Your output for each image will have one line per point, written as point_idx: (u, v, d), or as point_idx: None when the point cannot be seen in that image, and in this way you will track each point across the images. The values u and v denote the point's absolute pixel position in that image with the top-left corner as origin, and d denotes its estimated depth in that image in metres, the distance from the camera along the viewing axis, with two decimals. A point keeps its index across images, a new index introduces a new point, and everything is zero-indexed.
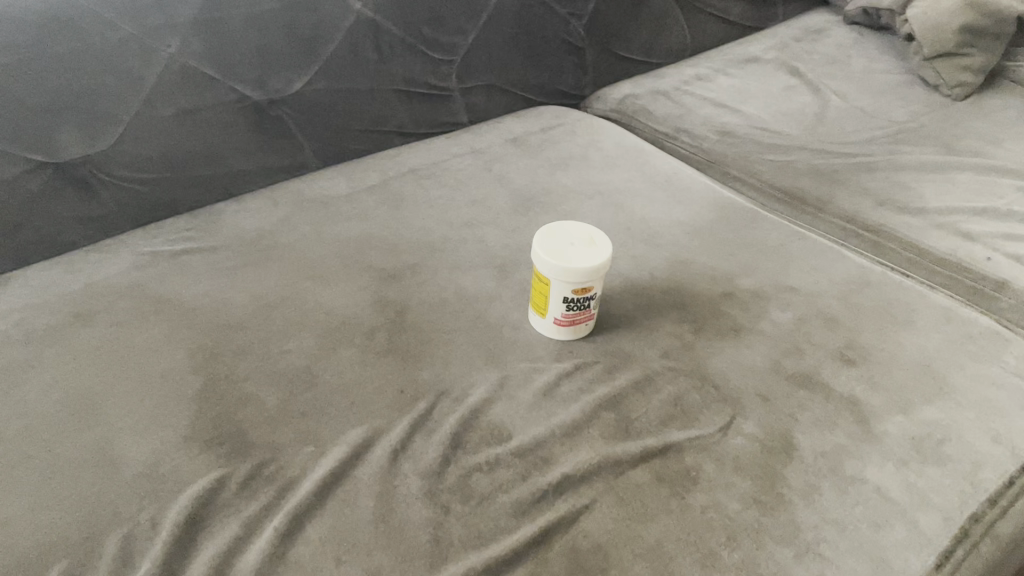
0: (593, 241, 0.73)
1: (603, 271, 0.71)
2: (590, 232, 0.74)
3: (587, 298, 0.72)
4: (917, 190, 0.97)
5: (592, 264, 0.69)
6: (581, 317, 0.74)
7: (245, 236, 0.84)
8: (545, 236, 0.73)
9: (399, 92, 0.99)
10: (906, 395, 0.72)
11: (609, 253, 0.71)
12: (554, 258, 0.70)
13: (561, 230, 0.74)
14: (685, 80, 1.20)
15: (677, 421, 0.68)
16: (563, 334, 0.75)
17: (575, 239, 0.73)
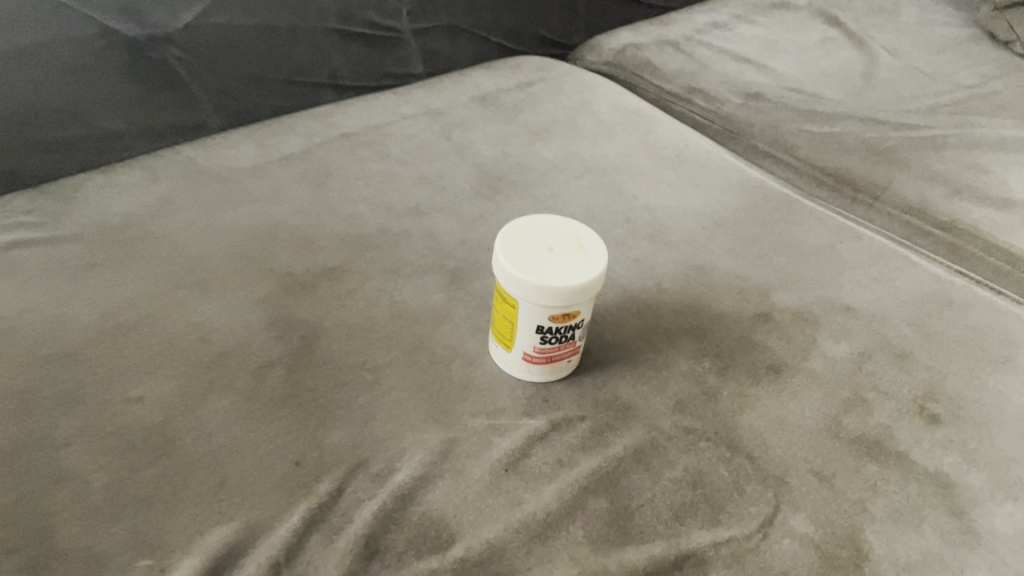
0: (581, 244, 0.50)
1: (595, 291, 0.48)
2: (577, 229, 0.52)
3: (570, 328, 0.50)
4: (998, 175, 0.75)
5: (578, 283, 0.47)
6: (562, 352, 0.52)
7: (106, 222, 0.61)
8: (511, 234, 0.51)
9: (331, 32, 0.76)
10: (1013, 471, 0.51)
11: (604, 264, 0.49)
12: (523, 271, 0.47)
13: (535, 226, 0.52)
14: (699, 29, 0.97)
15: (698, 514, 0.47)
16: (536, 374, 0.53)
17: (556, 241, 0.50)
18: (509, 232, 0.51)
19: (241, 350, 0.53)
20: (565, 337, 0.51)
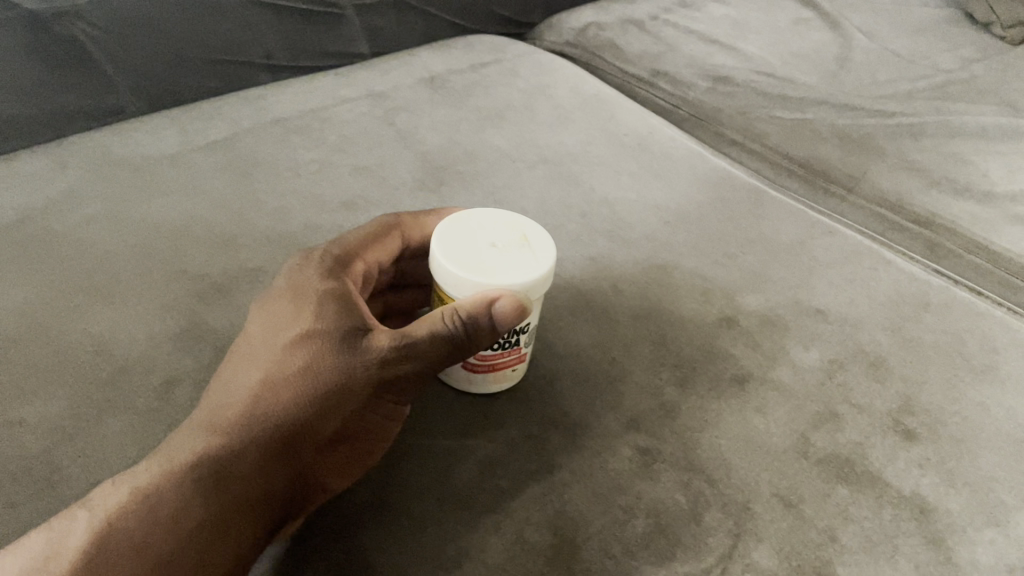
0: (528, 241, 0.45)
1: (534, 293, 0.43)
2: (523, 220, 0.46)
3: (514, 333, 0.45)
4: (979, 165, 0.71)
5: (507, 284, 0.41)
6: (508, 358, 0.47)
7: (2, 216, 0.55)
8: (448, 227, 0.45)
9: (264, 7, 0.69)
10: (995, 493, 0.47)
11: (551, 261, 0.44)
12: (460, 269, 0.42)
13: (476, 217, 0.46)
14: (666, 8, 0.92)
15: (650, 545, 0.42)
16: (480, 383, 0.48)
17: (499, 234, 0.45)
18: (446, 225, 0.45)
19: (143, 362, 0.47)
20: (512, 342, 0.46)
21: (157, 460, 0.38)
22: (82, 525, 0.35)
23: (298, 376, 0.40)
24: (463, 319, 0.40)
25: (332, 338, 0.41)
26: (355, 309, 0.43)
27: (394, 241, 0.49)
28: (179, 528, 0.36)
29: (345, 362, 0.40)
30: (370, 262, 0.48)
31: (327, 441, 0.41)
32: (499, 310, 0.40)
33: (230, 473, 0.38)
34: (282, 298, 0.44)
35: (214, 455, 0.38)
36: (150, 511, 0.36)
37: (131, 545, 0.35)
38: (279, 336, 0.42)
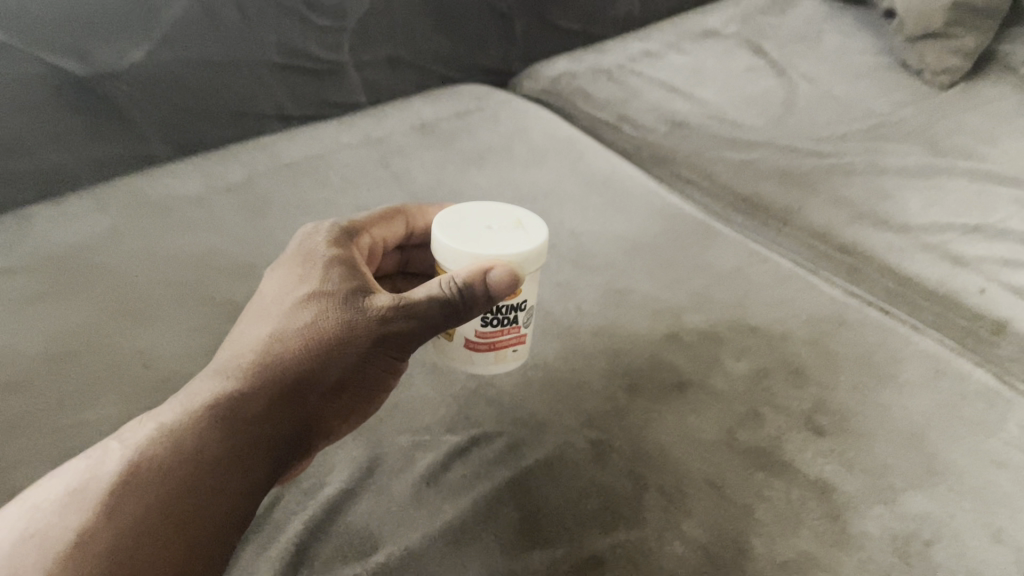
0: (521, 224, 0.56)
1: (534, 262, 0.54)
2: (519, 213, 0.58)
3: (513, 309, 0.57)
4: (900, 200, 0.81)
5: (516, 253, 0.53)
6: (505, 340, 0.59)
7: (55, 252, 0.65)
8: (457, 218, 0.57)
9: (275, 66, 0.80)
10: (887, 478, 0.57)
11: (540, 237, 0.55)
12: (463, 244, 0.53)
13: (480, 211, 0.58)
14: (632, 58, 1.03)
15: (599, 519, 0.52)
16: (482, 361, 0.60)
17: (498, 222, 0.56)
18: (455, 216, 0.57)
19: (181, 374, 0.56)
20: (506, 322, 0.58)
21: (187, 396, 0.47)
22: (123, 444, 0.44)
23: (304, 329, 0.49)
24: (459, 285, 0.50)
25: (334, 299, 0.50)
26: (355, 278, 0.52)
27: (400, 223, 0.62)
28: (204, 444, 0.44)
29: (346, 316, 0.49)
30: (374, 240, 0.60)
31: (334, 382, 0.49)
32: (495, 277, 0.51)
33: (246, 404, 0.46)
34: (291, 273, 0.53)
35: (234, 389, 0.46)
36: (181, 430, 0.44)
37: (162, 456, 0.43)
38: (290, 299, 0.51)
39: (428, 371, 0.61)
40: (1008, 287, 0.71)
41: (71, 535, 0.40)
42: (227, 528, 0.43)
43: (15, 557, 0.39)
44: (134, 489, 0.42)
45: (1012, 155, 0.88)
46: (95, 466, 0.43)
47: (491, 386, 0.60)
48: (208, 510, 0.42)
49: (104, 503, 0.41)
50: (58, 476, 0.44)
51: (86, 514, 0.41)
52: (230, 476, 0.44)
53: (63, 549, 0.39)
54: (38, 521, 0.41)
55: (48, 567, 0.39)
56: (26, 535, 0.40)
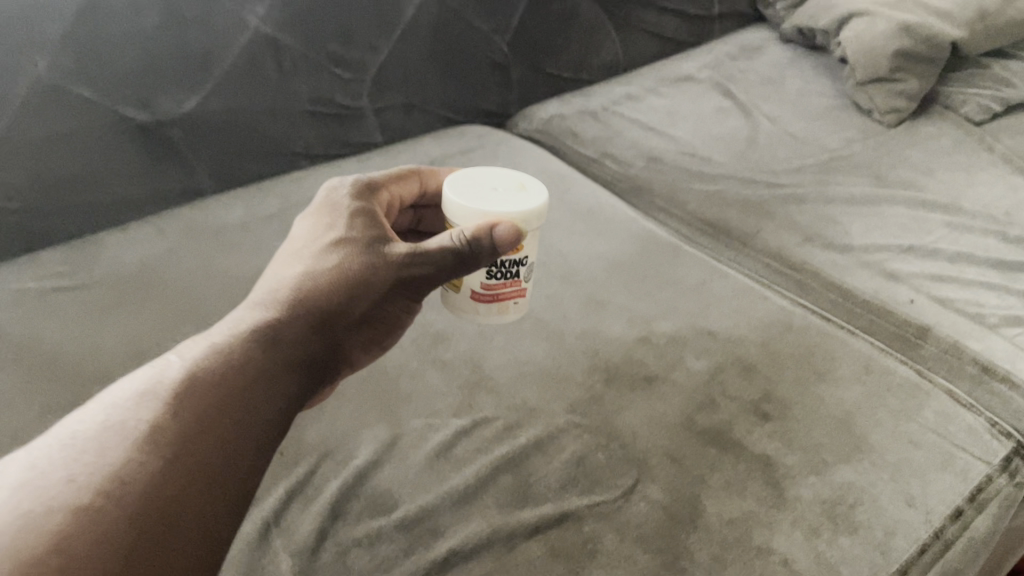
0: (523, 187, 0.63)
1: (534, 221, 0.61)
2: (523, 179, 0.65)
3: (514, 264, 0.66)
4: (845, 225, 0.93)
5: (518, 211, 0.59)
6: (507, 293, 0.69)
7: (124, 270, 0.77)
8: (467, 181, 0.63)
9: (305, 112, 0.93)
10: (820, 454, 0.68)
11: (541, 200, 0.62)
12: (471, 201, 0.60)
13: (488, 176, 0.65)
14: (615, 100, 1.17)
15: (579, 485, 0.63)
16: (486, 311, 0.70)
17: (503, 185, 0.63)
18: (465, 180, 0.64)
19: None
20: (509, 279, 0.67)
21: (230, 324, 0.51)
22: (179, 358, 0.47)
23: (336, 267, 0.55)
24: (468, 238, 0.57)
25: (361, 245, 0.56)
26: (377, 228, 0.58)
27: (415, 182, 0.68)
28: (253, 359, 0.48)
29: (370, 260, 0.56)
30: (392, 196, 0.66)
31: (356, 318, 0.55)
32: (500, 233, 0.58)
33: (287, 329, 0.51)
34: (318, 220, 0.59)
35: (275, 317, 0.51)
36: (232, 347, 0.48)
37: (218, 368, 0.46)
38: (319, 243, 0.57)
39: (437, 367, 0.73)
40: (932, 298, 0.84)
41: (145, 428, 0.42)
42: (275, 434, 0.46)
43: (90, 446, 0.41)
44: (196, 393, 0.44)
45: (946, 186, 1.01)
46: (155, 376, 0.45)
47: (491, 379, 0.72)
48: (260, 415, 0.46)
49: (170, 403, 0.43)
50: (111, 389, 0.45)
51: (156, 412, 0.43)
52: (276, 390, 0.48)
53: (139, 437, 0.41)
54: (106, 419, 0.42)
55: (125, 454, 0.40)
56: (97, 430, 0.42)
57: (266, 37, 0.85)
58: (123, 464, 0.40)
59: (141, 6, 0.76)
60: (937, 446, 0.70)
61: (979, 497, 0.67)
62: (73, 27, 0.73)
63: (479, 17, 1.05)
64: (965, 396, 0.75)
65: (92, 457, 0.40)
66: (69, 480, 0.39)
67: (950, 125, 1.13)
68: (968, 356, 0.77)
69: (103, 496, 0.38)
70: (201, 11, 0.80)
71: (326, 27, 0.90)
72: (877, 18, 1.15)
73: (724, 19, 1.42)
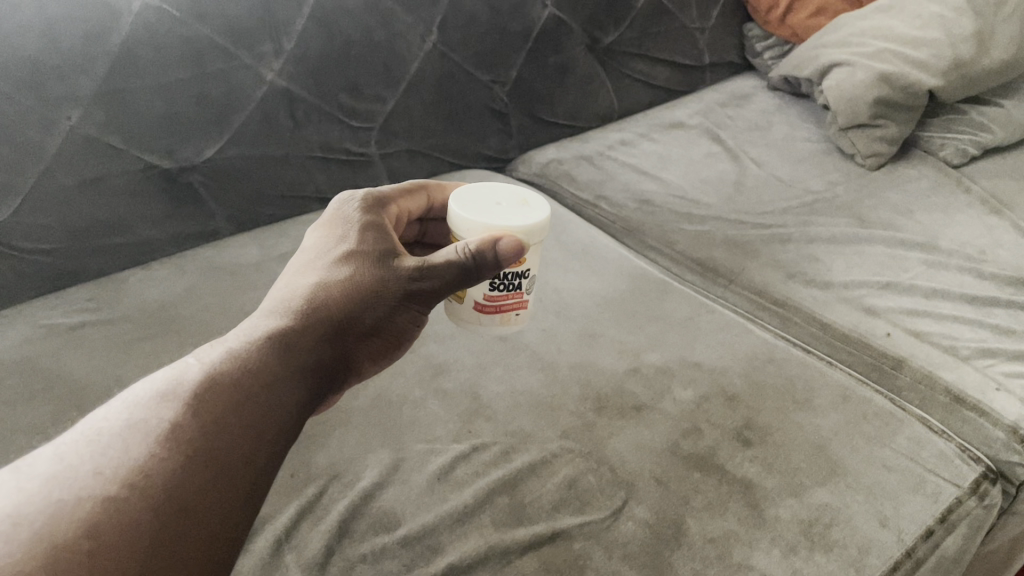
0: (526, 202, 0.68)
1: (536, 235, 0.65)
2: (526, 193, 0.69)
3: (517, 276, 0.69)
4: (826, 262, 0.99)
5: (521, 225, 0.64)
6: (509, 304, 0.72)
7: (146, 306, 0.83)
8: (473, 194, 0.68)
9: (317, 159, 0.99)
10: (798, 477, 0.72)
11: (543, 214, 0.66)
12: (477, 216, 0.64)
13: (492, 190, 0.69)
14: (609, 146, 1.24)
15: (571, 506, 0.68)
16: (490, 321, 0.73)
17: (507, 199, 0.67)
18: (471, 193, 0.68)
19: None
20: (512, 290, 0.70)
21: (245, 331, 0.55)
22: (197, 362, 0.51)
23: (345, 280, 0.59)
24: (472, 251, 0.61)
25: (369, 258, 0.61)
26: (386, 242, 0.63)
27: (422, 197, 0.72)
28: (267, 364, 0.52)
29: (378, 273, 0.60)
30: (401, 210, 0.70)
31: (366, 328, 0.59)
32: (504, 246, 0.62)
33: (299, 336, 0.55)
34: (329, 234, 0.63)
35: (289, 324, 0.55)
36: (246, 353, 0.52)
37: (234, 372, 0.50)
38: (332, 256, 0.61)
39: (439, 396, 0.77)
40: (907, 331, 0.88)
41: (167, 425, 0.46)
42: (285, 435, 0.51)
43: (114, 442, 0.45)
44: (213, 396, 0.48)
45: (924, 226, 1.06)
46: (174, 379, 0.49)
47: (489, 407, 0.77)
48: (271, 416, 0.50)
49: (189, 404, 0.47)
50: (134, 389, 0.49)
51: (176, 411, 0.47)
52: (287, 393, 0.52)
53: (160, 435, 0.45)
54: (129, 418, 0.46)
55: (147, 450, 0.44)
56: (122, 427, 0.46)
57: (281, 90, 0.92)
58: (146, 459, 0.44)
59: (167, 63, 0.83)
60: (909, 470, 0.74)
61: (950, 517, 0.71)
62: (105, 83, 0.79)
63: (480, 70, 1.12)
64: (937, 423, 0.80)
65: (117, 452, 0.44)
66: (95, 473, 0.43)
67: (928, 168, 1.19)
68: (941, 387, 0.82)
69: (127, 488, 0.42)
70: (222, 67, 0.87)
71: (337, 80, 0.97)
72: (856, 68, 1.22)
73: (714, 69, 1.49)
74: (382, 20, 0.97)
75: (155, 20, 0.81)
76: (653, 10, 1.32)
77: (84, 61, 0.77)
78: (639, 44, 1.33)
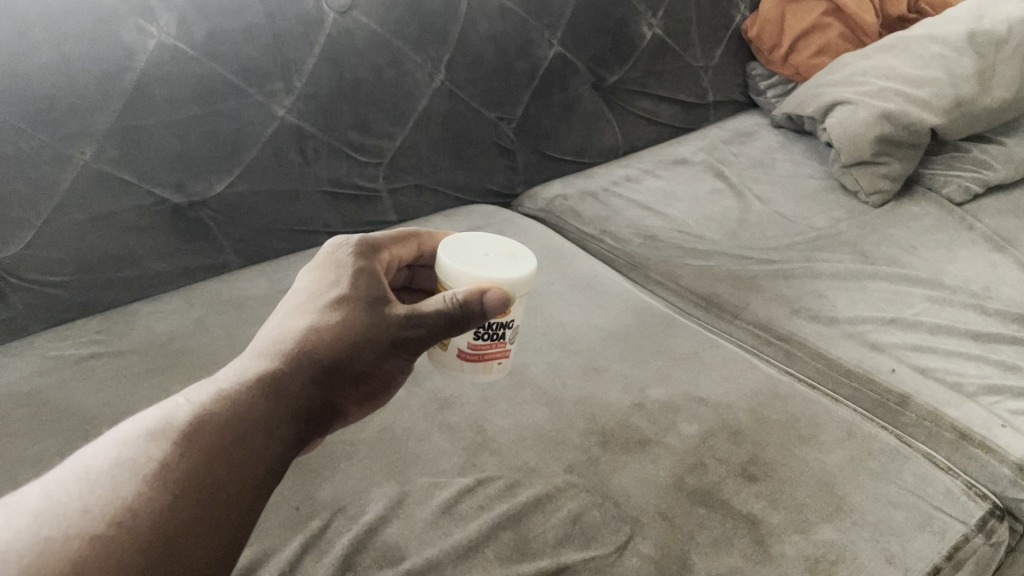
0: (513, 254, 0.68)
1: (522, 288, 0.66)
2: (512, 245, 0.70)
3: (500, 327, 0.70)
4: (830, 298, 0.99)
5: (508, 276, 0.64)
6: (491, 353, 0.73)
7: (155, 338, 0.84)
8: (460, 245, 0.69)
9: (325, 194, 1.01)
10: (803, 513, 0.72)
11: (530, 267, 0.66)
12: (464, 267, 0.65)
13: (479, 242, 0.70)
14: (614, 182, 1.25)
15: (576, 540, 0.67)
16: (472, 367, 0.74)
17: (495, 250, 0.68)
18: (457, 244, 0.69)
19: None
20: (494, 340, 0.72)
21: (235, 372, 0.56)
22: (187, 401, 0.51)
23: (336, 323, 0.59)
24: (460, 301, 0.61)
25: (360, 302, 0.61)
26: (378, 286, 0.63)
27: (413, 244, 0.73)
28: (255, 407, 0.52)
29: (370, 319, 0.60)
30: (392, 257, 0.71)
31: (354, 375, 0.59)
32: (491, 297, 0.62)
33: (288, 379, 0.55)
34: (323, 276, 0.64)
35: (278, 369, 0.56)
36: (236, 394, 0.53)
37: (222, 414, 0.51)
38: (323, 300, 0.61)
39: (444, 430, 0.77)
40: (912, 367, 0.88)
41: (154, 465, 0.46)
42: (268, 482, 0.51)
43: (103, 481, 0.45)
44: (201, 437, 0.49)
45: (928, 262, 1.07)
46: (163, 417, 0.50)
47: (493, 441, 0.77)
48: (258, 459, 0.50)
49: (178, 443, 0.48)
50: (122, 426, 0.50)
51: (165, 450, 0.47)
52: (273, 436, 0.52)
53: (148, 474, 0.46)
54: (118, 456, 0.47)
55: (135, 489, 0.45)
56: (111, 466, 0.46)
57: (291, 126, 0.94)
58: (132, 499, 0.44)
59: (181, 100, 0.84)
60: (915, 507, 0.74)
61: (956, 555, 0.71)
62: (119, 119, 0.81)
63: (487, 107, 1.13)
64: (942, 459, 0.80)
65: (105, 490, 0.45)
66: (83, 511, 0.43)
67: (932, 205, 1.20)
68: (946, 424, 0.81)
69: (114, 527, 0.43)
70: (234, 104, 0.88)
71: (346, 117, 0.98)
72: (859, 107, 1.23)
73: (718, 107, 1.51)
74: (391, 58, 0.99)
75: (169, 59, 0.82)
76: (658, 49, 1.34)
77: (99, 99, 0.79)
78: (644, 82, 1.35)
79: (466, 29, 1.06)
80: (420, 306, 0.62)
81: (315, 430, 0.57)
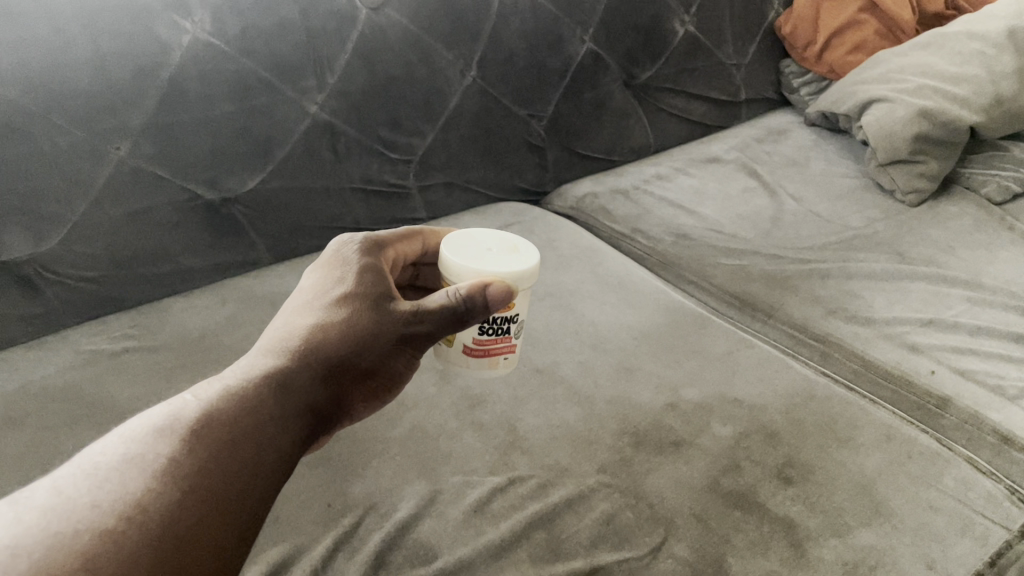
0: (516, 249, 0.68)
1: (526, 281, 0.66)
2: (515, 240, 0.70)
3: (506, 321, 0.69)
4: (868, 298, 0.97)
5: (509, 271, 0.64)
6: (498, 348, 0.72)
7: (188, 334, 0.84)
8: (462, 240, 0.69)
9: (357, 190, 1.01)
10: (841, 518, 0.70)
11: (532, 260, 0.66)
12: (464, 261, 0.65)
13: (482, 237, 0.70)
14: (645, 180, 1.24)
15: (609, 541, 0.67)
16: (484, 365, 0.73)
17: (498, 246, 0.68)
18: (458, 239, 0.69)
19: None
20: (500, 335, 0.70)
21: (241, 369, 0.55)
22: (193, 399, 0.51)
23: (342, 322, 0.59)
24: (463, 295, 0.61)
25: (365, 299, 0.61)
26: (382, 284, 0.63)
27: (418, 242, 0.72)
28: (261, 403, 0.52)
29: (375, 316, 0.60)
30: (397, 253, 0.70)
31: (359, 372, 0.59)
32: (493, 291, 0.62)
33: (293, 375, 0.55)
34: (327, 275, 0.63)
35: (284, 366, 0.55)
36: (243, 391, 0.52)
37: (230, 411, 0.51)
38: (329, 297, 0.61)
39: (475, 428, 0.77)
40: (953, 370, 0.87)
41: (163, 461, 0.46)
42: (276, 476, 0.51)
43: (112, 476, 0.45)
44: (209, 433, 0.49)
45: (967, 262, 1.04)
46: (171, 414, 0.50)
47: (525, 440, 0.76)
48: (263, 457, 0.50)
49: (185, 440, 0.48)
50: (130, 424, 0.50)
51: (172, 447, 0.47)
52: (280, 433, 0.52)
53: (157, 470, 0.45)
54: (126, 453, 0.46)
55: (144, 485, 0.44)
56: (119, 462, 0.46)
57: (323, 123, 0.94)
58: (142, 494, 0.44)
59: (215, 96, 0.84)
60: (957, 512, 0.72)
61: (999, 561, 0.69)
62: (154, 116, 0.81)
63: (518, 105, 1.13)
64: (983, 463, 0.78)
65: (114, 486, 0.44)
66: (93, 506, 0.43)
67: (971, 205, 1.18)
68: (988, 427, 0.80)
69: (124, 522, 0.42)
70: (267, 101, 0.88)
71: (378, 113, 0.98)
72: (896, 104, 1.21)
73: (750, 105, 1.50)
74: (423, 55, 0.99)
75: (204, 55, 0.82)
76: (690, 47, 1.33)
77: (135, 94, 0.79)
78: (675, 80, 1.34)
79: (498, 26, 1.05)
80: (423, 301, 0.62)
81: (322, 427, 0.57)
